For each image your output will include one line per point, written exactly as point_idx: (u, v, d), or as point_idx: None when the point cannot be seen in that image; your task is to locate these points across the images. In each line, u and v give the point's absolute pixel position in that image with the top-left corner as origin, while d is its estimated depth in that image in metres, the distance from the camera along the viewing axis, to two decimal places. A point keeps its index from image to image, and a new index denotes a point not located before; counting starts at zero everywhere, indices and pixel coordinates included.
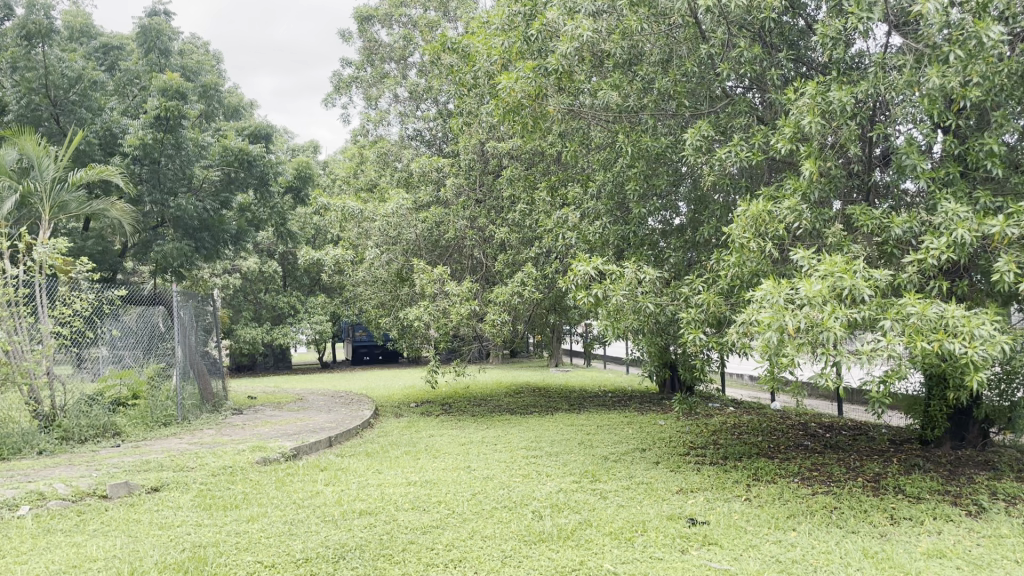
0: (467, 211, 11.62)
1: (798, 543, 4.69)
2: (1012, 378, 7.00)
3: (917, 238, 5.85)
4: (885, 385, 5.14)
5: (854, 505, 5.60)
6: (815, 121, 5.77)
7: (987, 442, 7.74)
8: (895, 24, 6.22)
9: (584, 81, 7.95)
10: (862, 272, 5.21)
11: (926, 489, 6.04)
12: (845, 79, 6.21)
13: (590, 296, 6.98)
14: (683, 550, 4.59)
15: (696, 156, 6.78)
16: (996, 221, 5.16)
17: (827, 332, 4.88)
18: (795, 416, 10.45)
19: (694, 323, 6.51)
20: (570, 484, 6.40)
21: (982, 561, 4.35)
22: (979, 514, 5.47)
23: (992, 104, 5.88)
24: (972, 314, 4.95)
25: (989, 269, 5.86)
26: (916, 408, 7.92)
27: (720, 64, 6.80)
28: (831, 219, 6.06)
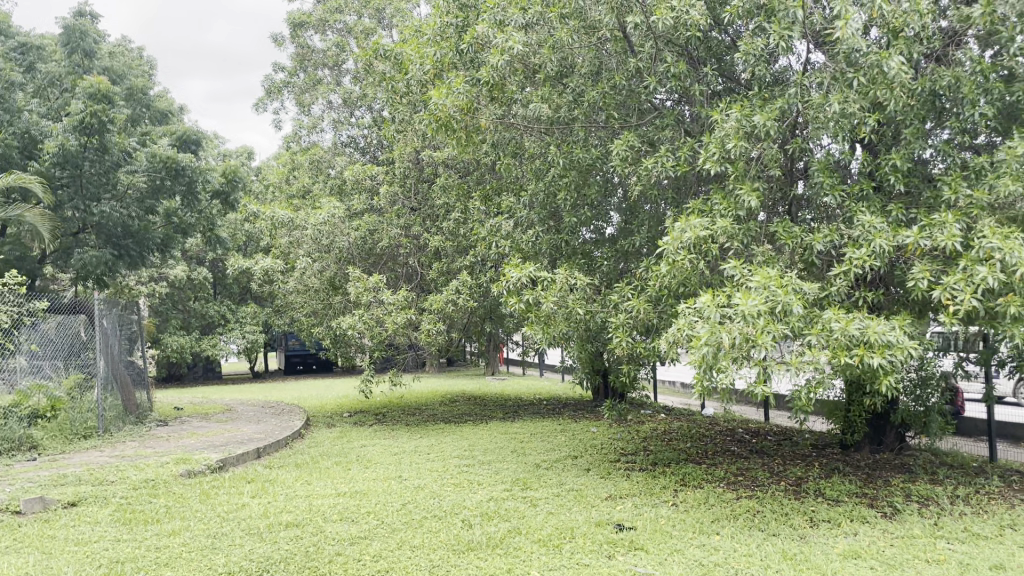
0: (401, 219, 11.61)
1: (720, 546, 4.81)
2: (926, 383, 7.30)
3: (836, 249, 6.06)
4: (809, 394, 5.29)
5: (775, 508, 5.76)
6: (736, 137, 5.96)
7: (903, 446, 8.06)
8: (814, 42, 6.44)
9: (517, 93, 8.04)
10: (792, 284, 5.35)
11: (844, 492, 6.24)
12: (765, 94, 6.42)
13: (522, 303, 7.03)
14: (610, 556, 4.65)
15: (624, 166, 6.94)
16: (910, 232, 5.40)
17: (751, 339, 5.02)
18: (724, 422, 10.68)
19: (623, 331, 6.61)
20: (501, 492, 6.42)
21: (895, 561, 4.52)
22: (893, 515, 5.68)
23: (906, 122, 6.15)
24: (888, 323, 5.15)
25: (903, 280, 6.10)
26: (836, 413, 8.16)
27: (648, 78, 6.96)
28: (755, 231, 6.24)
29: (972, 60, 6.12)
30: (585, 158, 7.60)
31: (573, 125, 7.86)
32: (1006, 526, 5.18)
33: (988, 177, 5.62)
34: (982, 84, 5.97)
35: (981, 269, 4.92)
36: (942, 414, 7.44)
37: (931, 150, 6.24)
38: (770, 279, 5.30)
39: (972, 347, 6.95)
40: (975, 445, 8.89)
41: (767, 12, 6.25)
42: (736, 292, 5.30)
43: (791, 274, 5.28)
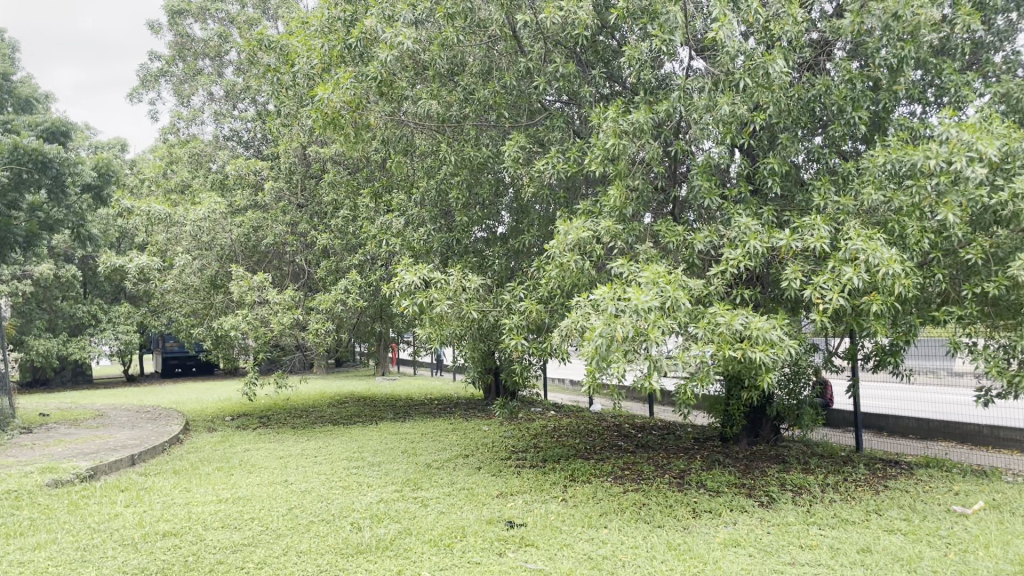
0: (287, 216, 11.29)
1: (608, 540, 4.90)
2: (799, 377, 7.68)
3: (717, 250, 6.30)
4: (692, 389, 5.46)
5: (660, 501, 5.92)
6: (626, 141, 6.08)
7: (778, 438, 8.48)
8: (695, 49, 6.67)
9: (407, 89, 7.97)
10: (678, 281, 5.49)
11: (724, 483, 6.48)
12: (650, 98, 6.60)
13: (415, 304, 6.85)
14: (500, 553, 4.66)
15: (515, 166, 6.98)
16: (784, 234, 5.66)
17: (640, 336, 5.12)
18: (611, 418, 10.93)
19: (515, 330, 6.64)
20: (391, 493, 6.33)
21: (771, 548, 4.72)
22: (769, 504, 5.94)
23: (780, 128, 6.46)
24: (765, 320, 5.39)
25: (778, 280, 6.40)
26: (717, 407, 8.41)
27: (537, 78, 7.03)
28: (642, 231, 6.40)
29: (841, 70, 6.49)
30: (476, 156, 7.60)
31: (464, 123, 7.84)
32: (872, 511, 5.51)
33: (854, 183, 5.96)
34: (849, 93, 6.33)
35: (848, 269, 5.21)
36: (813, 406, 7.85)
37: (803, 155, 6.56)
38: (658, 275, 5.41)
39: (840, 343, 7.36)
40: (843, 435, 9.46)
41: (652, 16, 6.43)
42: (627, 287, 5.37)
43: (679, 271, 5.42)
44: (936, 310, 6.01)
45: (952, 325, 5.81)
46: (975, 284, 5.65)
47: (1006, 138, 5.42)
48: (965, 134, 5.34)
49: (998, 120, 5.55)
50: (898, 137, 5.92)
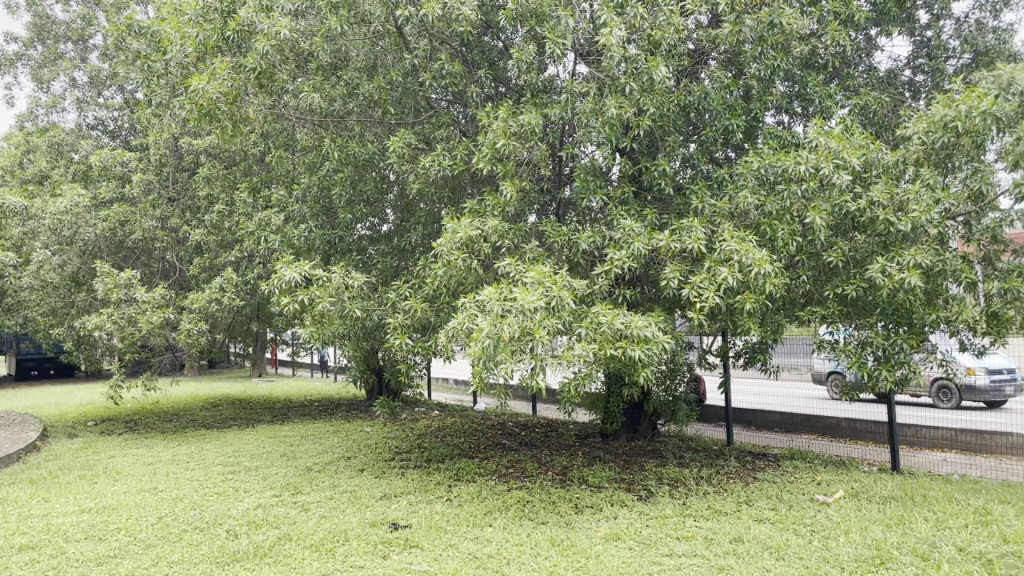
0: (157, 211, 10.74)
1: (493, 538, 4.91)
2: (675, 373, 7.95)
3: (600, 251, 6.44)
4: (576, 387, 5.54)
5: (544, 497, 5.99)
6: (514, 142, 6.11)
7: (655, 433, 8.76)
8: (580, 52, 6.78)
9: (287, 82, 7.73)
10: (563, 281, 5.57)
11: (605, 479, 6.63)
12: (536, 100, 6.66)
13: (295, 303, 6.65)
14: (385, 556, 4.59)
15: (401, 163, 6.90)
16: (663, 236, 5.84)
17: (526, 335, 5.16)
18: (495, 416, 10.98)
19: (400, 329, 6.57)
20: (269, 499, 6.13)
21: (650, 540, 4.86)
22: (648, 497, 6.12)
23: (661, 133, 6.67)
24: (645, 318, 5.55)
25: (657, 280, 6.60)
26: (598, 404, 8.59)
27: (423, 75, 6.96)
28: (528, 230, 6.45)
29: (716, 79, 6.77)
30: (360, 152, 7.46)
31: (348, 118, 7.70)
32: (742, 501, 5.78)
33: (729, 188, 6.23)
34: (724, 101, 6.62)
35: (723, 270, 5.43)
36: (688, 402, 8.14)
37: (681, 160, 6.79)
38: (544, 275, 5.47)
39: (713, 341, 7.67)
40: (715, 429, 9.87)
41: (539, 19, 6.49)
42: (513, 287, 5.40)
43: (564, 271, 5.50)
44: (802, 309, 6.34)
45: (817, 323, 6.15)
46: (837, 285, 5.99)
47: (863, 148, 5.81)
48: (831, 143, 5.69)
49: (858, 132, 5.93)
50: (770, 145, 6.21)
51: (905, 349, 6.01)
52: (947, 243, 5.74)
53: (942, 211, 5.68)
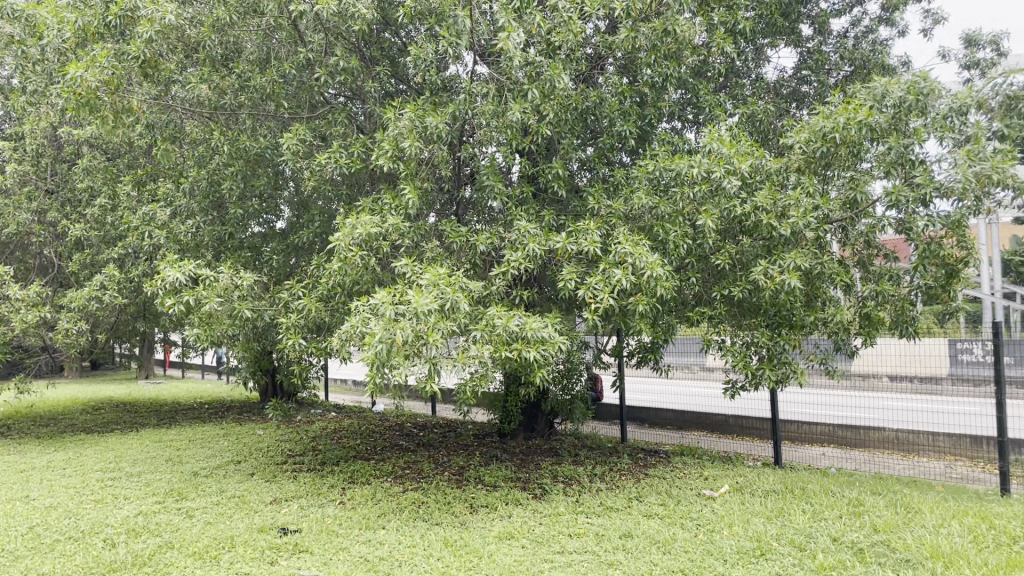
0: (32, 204, 10.15)
1: (385, 540, 4.86)
2: (571, 372, 8.06)
3: (497, 251, 6.46)
4: (472, 389, 5.54)
5: (439, 498, 5.97)
6: (412, 141, 6.05)
7: (551, 432, 8.85)
8: (479, 53, 6.78)
9: (175, 71, 7.42)
10: (460, 283, 5.55)
11: (501, 478, 6.66)
12: (435, 99, 6.62)
13: (181, 303, 6.40)
14: (272, 562, 4.47)
15: (295, 159, 6.74)
16: (560, 238, 5.90)
17: (421, 338, 5.11)
18: (393, 417, 10.88)
19: (292, 329, 6.41)
20: (152, 506, 5.88)
21: (543, 538, 4.90)
22: (542, 496, 6.19)
23: (559, 136, 6.74)
24: (540, 320, 5.60)
25: (553, 280, 6.67)
26: (496, 403, 8.62)
27: (318, 70, 6.81)
28: (425, 230, 6.40)
29: (613, 84, 6.89)
30: (252, 147, 7.24)
31: (239, 111, 7.46)
32: (634, 498, 5.91)
33: (623, 191, 6.35)
34: (619, 106, 6.77)
35: (617, 272, 5.53)
36: (584, 400, 8.26)
37: (579, 163, 6.89)
38: (439, 277, 5.44)
39: (608, 340, 7.81)
40: (610, 427, 10.07)
41: (438, 19, 6.46)
42: (407, 289, 5.34)
43: (460, 273, 5.49)
44: (692, 310, 6.53)
45: (705, 323, 6.35)
46: (724, 286, 6.19)
47: (750, 156, 6.04)
48: (721, 150, 5.87)
49: (745, 139, 6.17)
50: (663, 151, 6.37)
51: (787, 348, 6.28)
52: (825, 248, 6.05)
53: (821, 217, 5.97)
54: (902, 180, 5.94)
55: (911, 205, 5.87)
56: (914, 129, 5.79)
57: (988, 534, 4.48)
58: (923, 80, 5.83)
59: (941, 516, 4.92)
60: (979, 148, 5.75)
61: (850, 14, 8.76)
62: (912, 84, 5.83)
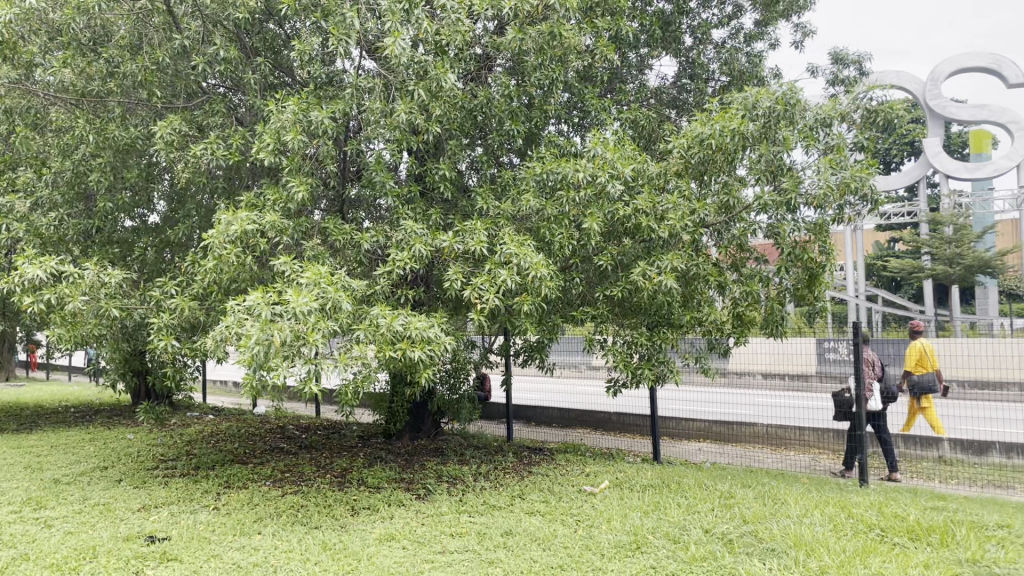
0: None
1: (260, 546, 4.72)
2: (458, 372, 8.04)
3: (383, 250, 6.38)
4: (354, 390, 5.45)
5: (319, 501, 5.84)
6: (296, 136, 5.90)
7: (437, 432, 8.82)
8: (366, 48, 6.67)
9: (36, 53, 6.97)
10: (342, 282, 5.45)
11: (384, 479, 6.59)
12: (320, 93, 6.47)
13: (41, 300, 6.02)
14: (137, 572, 4.26)
15: (169, 151, 6.45)
16: (446, 237, 5.88)
17: (301, 339, 4.99)
18: (275, 419, 10.58)
19: (165, 329, 6.14)
20: (5, 516, 5.50)
21: (423, 539, 4.87)
22: (426, 496, 6.16)
23: (447, 135, 6.72)
24: (425, 319, 5.56)
25: (439, 280, 6.64)
26: (382, 404, 8.50)
27: (195, 59, 6.54)
28: (308, 227, 6.25)
29: (501, 84, 6.92)
30: (123, 137, 6.88)
31: (108, 99, 7.07)
32: (516, 496, 5.96)
33: (509, 192, 6.39)
34: (506, 107, 6.81)
35: (502, 272, 5.56)
36: (471, 400, 8.26)
37: (466, 163, 6.89)
38: (320, 276, 5.32)
39: (495, 340, 7.83)
40: (496, 426, 10.12)
41: (324, 12, 6.32)
42: (286, 289, 5.20)
43: (342, 271, 5.38)
44: (576, 310, 6.62)
45: (588, 323, 6.48)
46: (606, 287, 6.32)
47: (633, 160, 6.19)
48: (605, 154, 6.00)
49: (628, 143, 6.32)
50: (549, 153, 6.45)
51: (664, 348, 6.51)
52: (701, 251, 6.30)
53: (698, 221, 6.20)
54: (771, 187, 6.26)
55: (780, 211, 6.18)
56: (783, 138, 6.13)
57: (846, 522, 4.75)
58: (792, 92, 6.15)
59: (804, 507, 5.18)
60: (842, 158, 6.16)
61: (728, 25, 9.13)
62: (783, 96, 6.15)
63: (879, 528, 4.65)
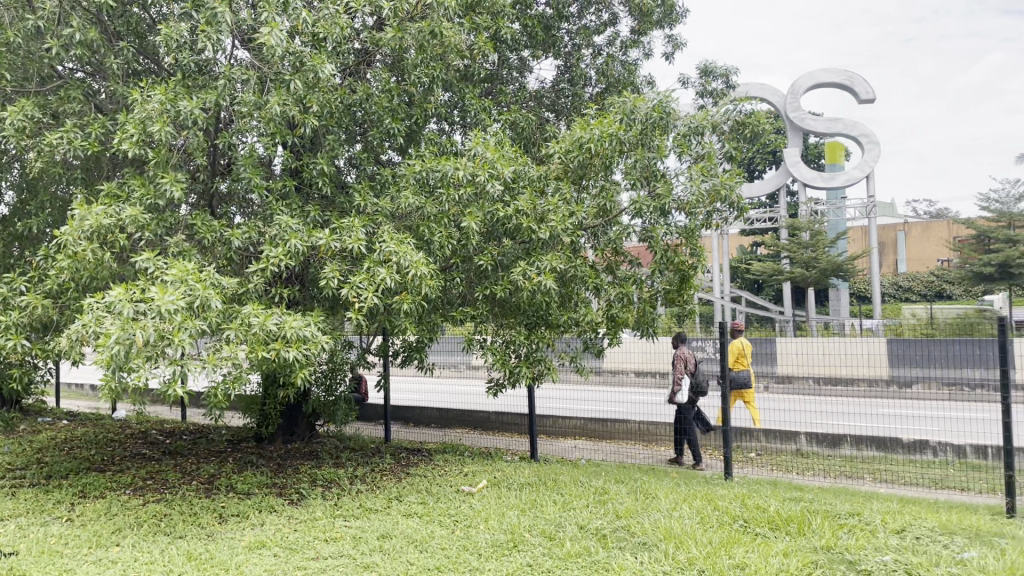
0: None
1: (119, 558, 4.46)
2: (335, 373, 7.89)
3: (256, 247, 6.16)
4: (224, 393, 5.24)
5: (184, 509, 5.58)
6: (163, 127, 5.60)
7: (312, 434, 8.62)
8: (240, 38, 6.43)
9: None
10: (211, 279, 5.22)
11: (254, 484, 6.36)
12: (190, 82, 6.18)
13: None
14: None
15: (19, 138, 5.99)
16: (323, 234, 5.74)
17: (166, 339, 4.74)
18: (137, 424, 10.03)
19: (12, 329, 5.70)
20: None
21: (296, 545, 4.73)
22: (299, 501, 5.99)
23: (325, 131, 6.56)
24: (300, 319, 5.40)
25: (315, 279, 6.47)
26: (253, 407, 8.21)
27: (50, 40, 6.10)
28: (174, 222, 5.96)
29: (381, 80, 6.81)
30: None
31: None
32: (393, 498, 5.88)
33: (388, 189, 6.29)
34: (386, 103, 6.71)
35: (381, 271, 5.47)
36: (348, 401, 8.14)
37: (344, 159, 6.74)
38: (188, 273, 5.08)
39: (374, 340, 7.69)
40: (373, 428, 9.99)
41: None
42: (150, 286, 4.93)
43: (211, 269, 5.16)
44: (456, 310, 6.57)
45: (468, 323, 6.47)
46: (486, 286, 6.32)
47: (514, 161, 6.23)
48: (485, 154, 6.02)
49: (508, 145, 6.36)
50: (429, 151, 6.41)
51: (541, 348, 6.60)
52: (578, 252, 6.42)
53: (576, 223, 6.31)
54: (646, 191, 6.45)
55: (653, 215, 6.39)
56: (657, 145, 6.34)
57: (712, 514, 4.95)
58: (666, 99, 6.37)
59: (673, 501, 5.37)
60: (713, 166, 6.43)
61: (605, 32, 9.34)
62: (658, 103, 6.36)
63: (742, 519, 4.87)
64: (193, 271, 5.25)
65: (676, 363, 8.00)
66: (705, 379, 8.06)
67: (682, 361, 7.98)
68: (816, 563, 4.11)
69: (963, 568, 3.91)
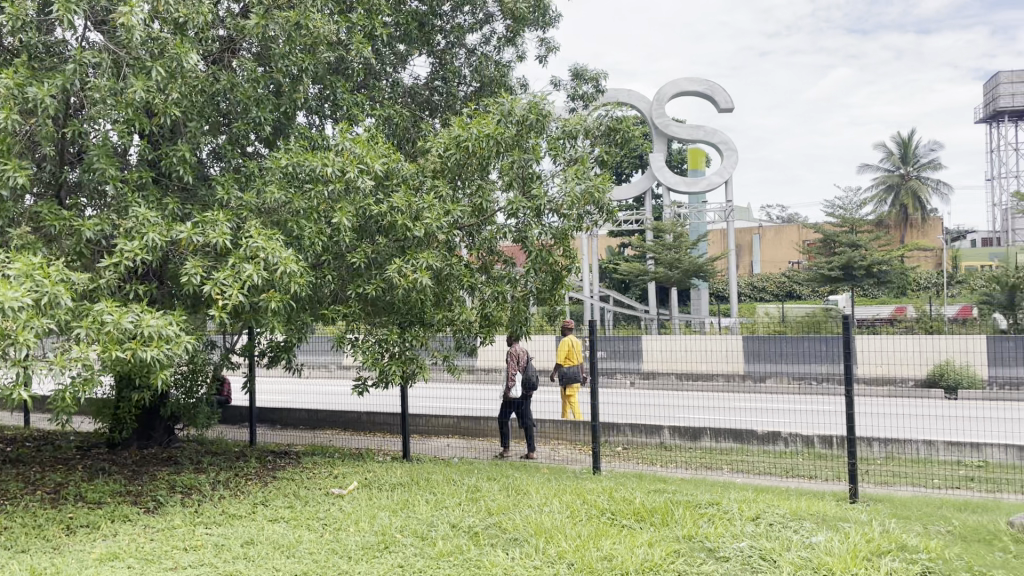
0: None
1: None
2: (196, 375, 7.57)
3: (110, 241, 5.80)
4: (72, 396, 4.89)
5: (26, 522, 5.18)
6: (4, 110, 5.18)
7: (170, 439, 8.21)
8: (93, 18, 6.03)
9: None
10: (59, 275, 4.87)
11: (106, 493, 5.98)
12: (35, 64, 5.74)
13: None
14: None
15: None
16: (184, 228, 5.46)
17: (8, 338, 4.38)
18: None
19: None
20: None
21: (152, 556, 4.49)
22: (156, 509, 5.68)
23: (186, 120, 6.25)
24: (159, 317, 5.12)
25: (175, 275, 6.15)
26: (105, 411, 7.73)
27: None
28: (16, 213, 5.52)
29: (247, 70, 6.56)
30: None
31: None
32: (258, 503, 5.68)
33: (254, 183, 6.06)
34: (253, 94, 6.47)
35: (248, 267, 5.26)
36: (208, 405, 7.85)
37: (208, 150, 6.44)
38: (33, 268, 4.71)
39: (238, 340, 7.40)
40: (237, 431, 9.64)
41: None
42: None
43: (59, 263, 4.81)
44: (327, 308, 6.40)
45: (339, 322, 6.32)
46: (358, 284, 6.18)
47: (387, 158, 6.14)
48: (355, 149, 5.90)
49: (381, 141, 6.27)
50: (299, 144, 6.22)
51: (414, 346, 6.54)
52: (452, 250, 6.41)
53: (451, 222, 6.29)
54: (520, 191, 6.52)
55: (527, 215, 6.46)
56: (531, 146, 6.42)
57: (582, 508, 5.06)
58: (540, 101, 6.45)
59: (544, 496, 5.45)
60: (585, 169, 6.57)
61: (479, 32, 9.37)
62: (532, 105, 6.44)
63: (610, 512, 5.00)
64: (39, 266, 4.88)
65: (509, 361, 8.18)
66: (537, 375, 8.34)
67: (513, 359, 8.06)
68: (679, 552, 4.28)
69: (812, 551, 4.17)
